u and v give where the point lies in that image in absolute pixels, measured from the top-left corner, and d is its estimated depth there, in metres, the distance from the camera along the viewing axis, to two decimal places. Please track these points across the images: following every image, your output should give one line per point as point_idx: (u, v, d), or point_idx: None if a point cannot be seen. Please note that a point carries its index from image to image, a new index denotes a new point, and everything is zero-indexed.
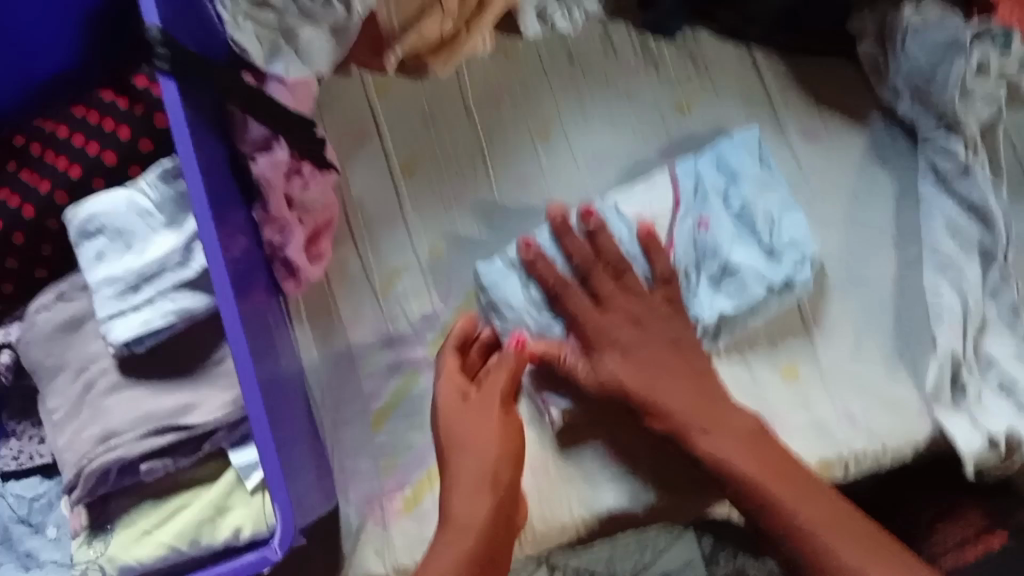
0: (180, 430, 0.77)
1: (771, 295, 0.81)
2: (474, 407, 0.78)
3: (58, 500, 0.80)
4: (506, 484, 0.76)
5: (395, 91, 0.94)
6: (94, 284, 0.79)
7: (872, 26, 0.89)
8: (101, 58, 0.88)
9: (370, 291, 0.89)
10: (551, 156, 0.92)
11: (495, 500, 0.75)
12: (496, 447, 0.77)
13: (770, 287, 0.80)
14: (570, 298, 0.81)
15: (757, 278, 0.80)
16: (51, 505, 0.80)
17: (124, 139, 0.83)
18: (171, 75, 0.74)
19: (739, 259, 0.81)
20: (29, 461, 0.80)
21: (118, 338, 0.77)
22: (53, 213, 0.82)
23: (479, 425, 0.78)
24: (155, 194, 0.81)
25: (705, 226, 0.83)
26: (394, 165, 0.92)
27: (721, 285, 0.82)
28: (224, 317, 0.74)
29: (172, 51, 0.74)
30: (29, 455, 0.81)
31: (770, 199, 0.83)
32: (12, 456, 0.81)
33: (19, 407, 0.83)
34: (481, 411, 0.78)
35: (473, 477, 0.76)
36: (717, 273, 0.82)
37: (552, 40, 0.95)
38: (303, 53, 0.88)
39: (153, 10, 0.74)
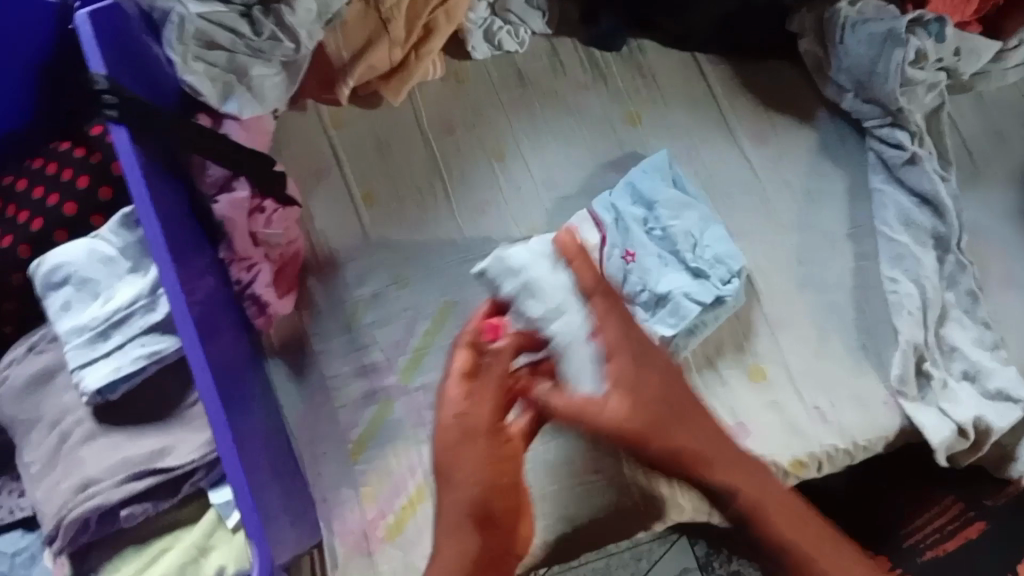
0: (157, 473, 0.77)
1: (706, 312, 0.82)
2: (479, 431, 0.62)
3: (41, 553, 0.80)
4: (492, 524, 0.62)
5: (350, 122, 0.96)
6: (63, 334, 0.78)
7: (810, 23, 0.95)
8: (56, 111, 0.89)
9: (339, 321, 0.90)
10: (508, 172, 0.95)
11: (481, 543, 0.61)
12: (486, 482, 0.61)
13: (706, 303, 0.81)
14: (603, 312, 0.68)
15: (692, 297, 0.80)
16: (34, 558, 0.80)
17: (82, 188, 0.84)
18: (123, 123, 0.75)
19: (669, 284, 0.81)
20: (11, 515, 0.81)
21: (88, 386, 0.77)
22: (19, 268, 0.82)
23: (478, 457, 0.61)
24: (119, 241, 0.82)
25: (632, 258, 0.83)
26: (355, 194, 0.94)
27: (657, 313, 0.81)
28: (190, 360, 0.74)
29: (122, 99, 0.74)
30: (11, 509, 0.82)
31: (689, 220, 0.85)
32: None
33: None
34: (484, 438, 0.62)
35: (459, 514, 0.61)
36: (651, 301, 0.81)
37: (501, 61, 0.98)
38: (257, 91, 0.87)
39: (98, 56, 0.74)
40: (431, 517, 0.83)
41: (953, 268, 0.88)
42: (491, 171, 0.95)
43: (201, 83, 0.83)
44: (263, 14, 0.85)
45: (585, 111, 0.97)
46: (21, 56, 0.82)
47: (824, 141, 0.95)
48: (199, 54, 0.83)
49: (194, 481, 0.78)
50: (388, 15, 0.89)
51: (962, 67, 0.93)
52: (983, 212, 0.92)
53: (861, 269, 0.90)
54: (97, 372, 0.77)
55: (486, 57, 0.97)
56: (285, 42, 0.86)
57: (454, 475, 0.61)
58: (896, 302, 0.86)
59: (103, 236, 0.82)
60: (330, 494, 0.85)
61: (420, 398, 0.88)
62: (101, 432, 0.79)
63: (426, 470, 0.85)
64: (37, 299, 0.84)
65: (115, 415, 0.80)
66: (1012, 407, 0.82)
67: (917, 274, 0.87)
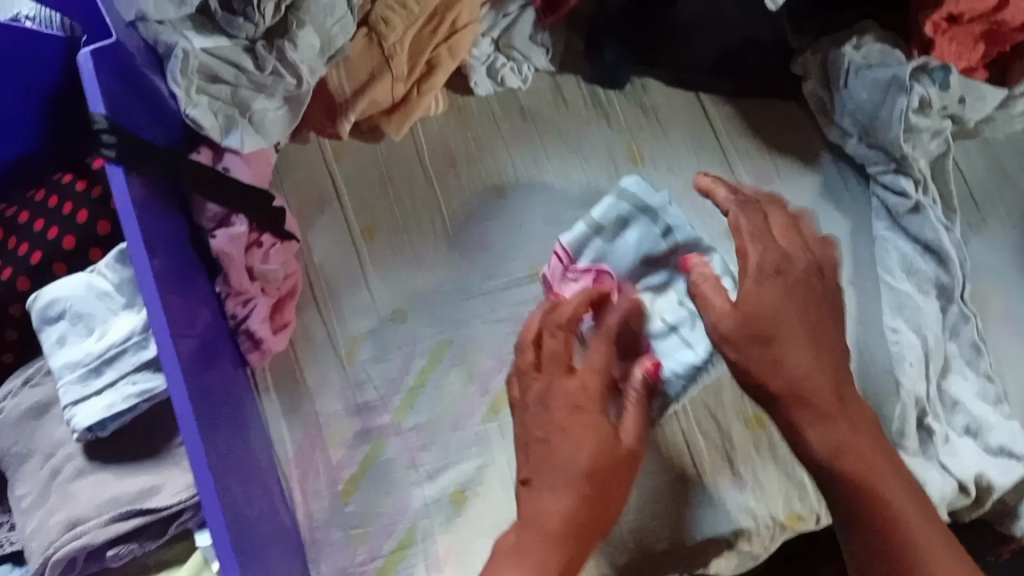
0: (145, 513, 0.76)
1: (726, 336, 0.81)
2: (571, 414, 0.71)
3: None
4: (592, 502, 0.68)
5: (352, 154, 0.95)
6: (57, 369, 0.79)
7: (814, 67, 0.94)
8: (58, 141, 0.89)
9: (334, 358, 0.90)
10: (508, 209, 0.94)
11: (577, 516, 0.67)
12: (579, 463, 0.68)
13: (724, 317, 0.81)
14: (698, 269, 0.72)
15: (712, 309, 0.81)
16: None
17: (82, 221, 0.84)
18: (119, 162, 0.74)
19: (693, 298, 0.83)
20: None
21: (81, 423, 0.77)
22: (17, 300, 0.82)
23: (569, 443, 0.69)
24: (114, 277, 0.81)
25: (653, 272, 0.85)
26: (354, 228, 0.93)
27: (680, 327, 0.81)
28: (177, 401, 0.73)
29: (119, 137, 0.74)
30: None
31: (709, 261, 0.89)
32: None
33: None
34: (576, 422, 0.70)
35: (551, 500, 0.67)
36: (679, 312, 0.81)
37: (504, 96, 0.98)
38: (259, 125, 0.87)
39: (98, 94, 0.74)
40: (423, 559, 0.82)
41: (956, 318, 0.87)
42: (494, 205, 0.94)
43: (204, 118, 0.83)
44: (267, 50, 0.85)
45: (587, 150, 0.96)
46: (22, 87, 0.82)
47: (827, 183, 0.94)
48: (203, 87, 0.83)
49: (183, 519, 0.77)
50: (391, 51, 0.89)
51: (967, 114, 0.92)
52: (987, 261, 0.91)
53: (863, 317, 0.88)
54: (89, 409, 0.77)
55: (489, 93, 0.97)
56: (287, 77, 0.85)
57: (546, 455, 0.69)
58: (898, 353, 0.85)
59: (99, 271, 0.82)
60: (321, 534, 0.85)
61: (414, 438, 0.87)
62: (92, 467, 0.78)
63: (419, 512, 0.84)
64: (34, 331, 0.83)
65: (105, 451, 0.79)
66: (1015, 463, 0.81)
67: (919, 325, 0.86)
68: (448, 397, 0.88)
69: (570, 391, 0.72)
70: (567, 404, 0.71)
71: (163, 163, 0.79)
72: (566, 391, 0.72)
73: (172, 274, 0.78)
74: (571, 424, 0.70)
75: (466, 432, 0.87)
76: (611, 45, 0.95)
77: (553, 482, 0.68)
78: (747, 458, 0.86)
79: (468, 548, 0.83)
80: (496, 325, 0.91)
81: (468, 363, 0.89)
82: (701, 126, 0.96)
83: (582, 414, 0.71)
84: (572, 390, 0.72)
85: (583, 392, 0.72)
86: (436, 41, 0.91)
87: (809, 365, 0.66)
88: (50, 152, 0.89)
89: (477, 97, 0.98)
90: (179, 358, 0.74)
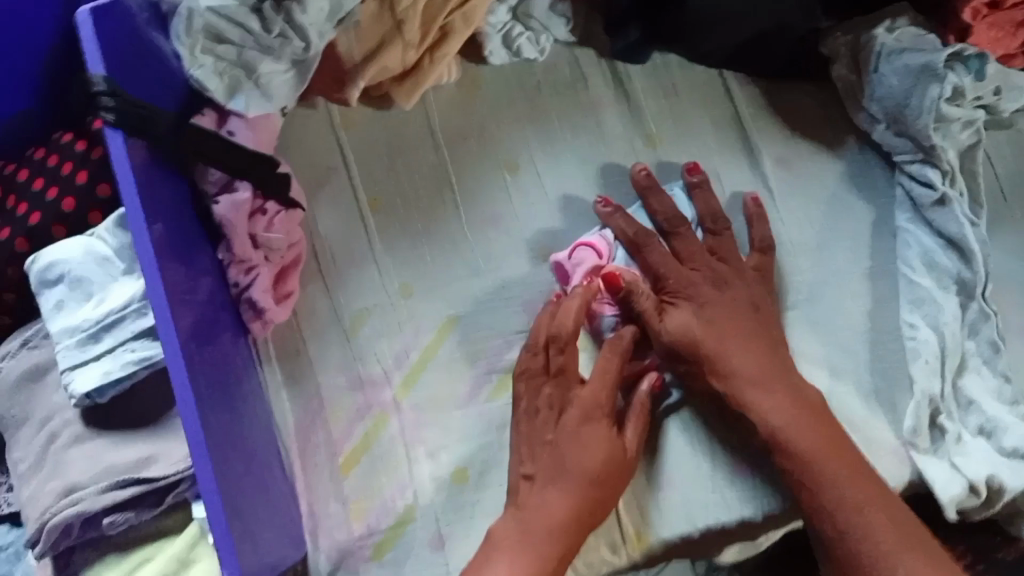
0: (142, 482, 0.75)
1: None
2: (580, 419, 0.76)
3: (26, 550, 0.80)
4: (597, 496, 0.74)
5: (361, 122, 0.92)
6: (55, 334, 0.77)
7: (845, 49, 0.91)
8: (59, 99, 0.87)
9: (337, 331, 0.88)
10: (519, 186, 0.92)
11: (583, 507, 0.73)
12: (590, 460, 0.74)
13: None
14: (649, 248, 0.83)
15: None
16: (18, 554, 0.80)
17: (81, 183, 0.82)
18: (119, 128, 0.72)
19: None
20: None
21: (78, 390, 0.76)
22: (13, 261, 0.81)
23: (579, 445, 0.74)
24: (114, 241, 0.81)
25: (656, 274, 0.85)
26: (361, 199, 0.91)
27: None
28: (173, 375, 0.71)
29: (119, 102, 0.72)
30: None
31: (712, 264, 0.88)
32: None
33: None
34: (583, 426, 0.75)
35: (560, 497, 0.73)
36: None
37: (520, 68, 0.95)
38: (266, 89, 0.84)
39: (97, 53, 0.72)
40: (420, 538, 0.82)
41: (975, 316, 0.84)
42: (505, 181, 0.92)
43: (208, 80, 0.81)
44: (274, 10, 0.81)
45: (604, 126, 0.93)
46: (22, 44, 0.79)
47: (850, 170, 0.91)
48: (208, 47, 0.81)
49: (180, 490, 0.77)
50: (403, 15, 0.86)
51: (1001, 104, 0.89)
52: (1012, 257, 0.88)
53: (879, 311, 0.86)
54: (87, 376, 0.76)
55: (504, 63, 0.94)
56: (294, 40, 0.83)
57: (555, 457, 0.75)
58: (914, 350, 0.82)
59: (99, 236, 0.81)
60: (319, 508, 0.84)
61: (416, 415, 0.86)
62: (90, 434, 0.78)
63: (418, 490, 0.83)
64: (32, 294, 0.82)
65: (102, 419, 0.78)
66: None
67: (938, 320, 0.83)
68: (452, 374, 0.87)
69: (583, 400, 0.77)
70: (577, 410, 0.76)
71: (163, 135, 0.76)
72: (579, 401, 0.76)
73: (173, 242, 0.77)
74: (581, 436, 0.75)
75: (468, 410, 0.86)
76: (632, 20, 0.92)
77: (557, 482, 0.74)
78: None
79: (467, 529, 0.82)
80: (503, 304, 0.89)
81: (473, 341, 0.88)
82: (721, 108, 0.94)
83: (593, 422, 0.76)
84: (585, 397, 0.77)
85: (595, 401, 0.76)
86: (450, 6, 0.88)
87: (747, 365, 0.77)
88: (51, 112, 0.86)
89: (491, 67, 0.95)
90: (177, 330, 0.71)
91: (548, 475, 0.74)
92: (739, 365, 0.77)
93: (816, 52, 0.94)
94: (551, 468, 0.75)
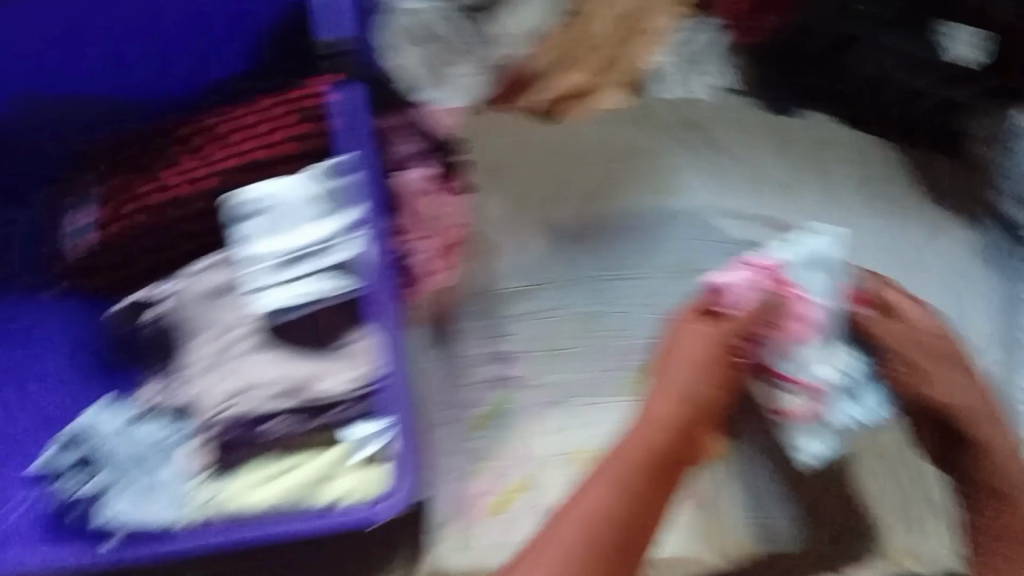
0: (302, 396, 0.83)
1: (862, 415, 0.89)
2: (699, 354, 0.84)
3: (181, 443, 0.85)
4: (686, 438, 0.81)
5: (531, 131, 1.02)
6: (247, 259, 0.87)
7: (989, 126, 0.97)
8: (274, 63, 0.97)
9: (484, 307, 0.95)
10: (668, 207, 1.00)
11: (671, 441, 0.79)
12: (684, 404, 0.82)
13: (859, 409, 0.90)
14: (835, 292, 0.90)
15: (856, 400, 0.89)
16: (174, 446, 0.85)
17: (290, 135, 0.90)
18: (351, 81, 0.90)
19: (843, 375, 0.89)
20: (166, 404, 0.87)
21: (265, 306, 0.86)
22: (215, 191, 0.91)
23: (692, 374, 0.83)
24: (311, 188, 0.87)
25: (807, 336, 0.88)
26: (523, 197, 1.00)
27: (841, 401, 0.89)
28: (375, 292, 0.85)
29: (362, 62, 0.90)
30: (166, 398, 0.87)
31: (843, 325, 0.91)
32: (152, 396, 0.88)
33: (153, 358, 0.91)
34: (700, 361, 0.84)
35: (664, 418, 0.81)
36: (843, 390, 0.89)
37: (679, 105, 1.03)
38: (454, 86, 1.01)
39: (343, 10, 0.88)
40: (537, 503, 0.88)
41: None
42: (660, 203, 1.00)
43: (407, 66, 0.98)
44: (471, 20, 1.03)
45: (754, 166, 1.01)
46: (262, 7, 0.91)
47: (983, 244, 0.96)
48: (416, 42, 1.01)
49: (334, 412, 0.83)
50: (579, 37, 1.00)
51: None
52: None
53: (995, 376, 0.91)
54: (275, 296, 0.86)
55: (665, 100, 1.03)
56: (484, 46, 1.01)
57: (673, 381, 0.83)
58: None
59: (301, 178, 0.87)
60: (442, 465, 0.89)
61: (545, 391, 0.92)
62: (261, 346, 0.86)
63: (539, 462, 0.89)
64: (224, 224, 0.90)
65: (273, 336, 0.86)
66: None
67: None
68: (581, 364, 0.93)
69: (689, 370, 0.83)
70: (679, 376, 0.83)
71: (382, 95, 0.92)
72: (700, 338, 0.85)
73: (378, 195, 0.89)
74: (673, 408, 0.81)
75: (599, 399, 0.92)
76: (794, 74, 1.00)
77: (641, 440, 0.79)
78: (869, 478, 0.89)
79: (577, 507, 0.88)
80: (640, 309, 0.96)
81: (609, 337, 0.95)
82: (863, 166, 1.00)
83: (682, 396, 0.82)
84: (689, 365, 0.84)
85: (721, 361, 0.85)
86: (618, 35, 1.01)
87: (954, 389, 0.86)
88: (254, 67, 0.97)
89: (656, 101, 1.03)
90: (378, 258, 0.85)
91: (637, 434, 0.80)
92: (951, 388, 0.87)
93: (964, 131, 0.98)
94: (642, 428, 0.80)
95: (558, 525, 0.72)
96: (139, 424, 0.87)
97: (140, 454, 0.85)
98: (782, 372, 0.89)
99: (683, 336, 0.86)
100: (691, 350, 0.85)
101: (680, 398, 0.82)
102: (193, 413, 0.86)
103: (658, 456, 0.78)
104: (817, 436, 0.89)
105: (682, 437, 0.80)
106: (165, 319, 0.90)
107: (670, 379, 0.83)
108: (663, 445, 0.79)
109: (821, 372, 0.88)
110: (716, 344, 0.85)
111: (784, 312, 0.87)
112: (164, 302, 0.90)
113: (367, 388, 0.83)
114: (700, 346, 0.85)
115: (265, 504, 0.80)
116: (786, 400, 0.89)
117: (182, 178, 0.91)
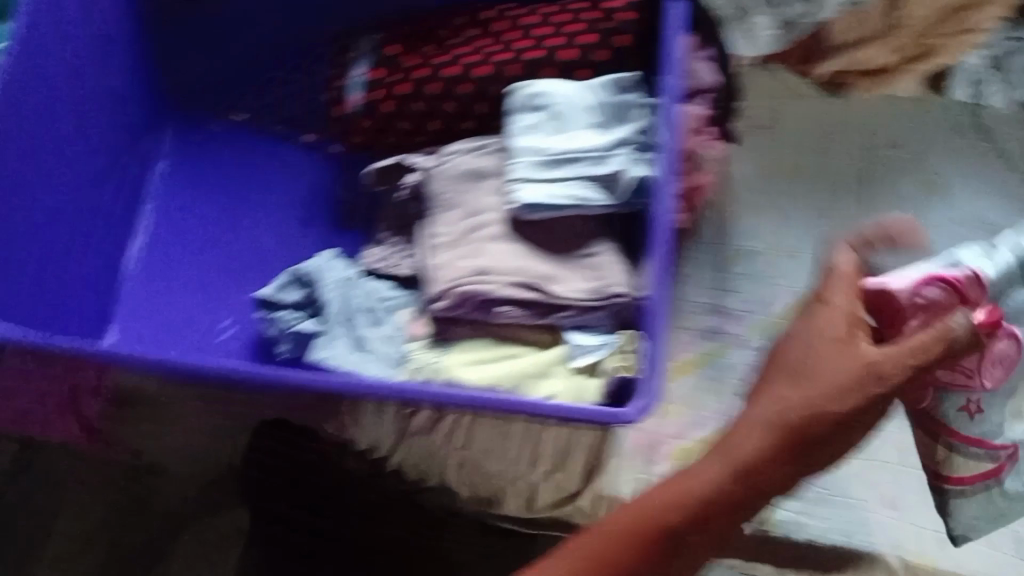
0: (540, 292, 0.86)
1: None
2: (832, 354, 0.69)
3: (401, 308, 0.93)
4: (766, 468, 0.68)
5: (803, 99, 0.99)
6: (518, 149, 0.88)
7: None
8: None
9: (713, 258, 0.96)
10: (931, 206, 0.95)
11: (784, 467, 0.68)
12: (762, 451, 0.68)
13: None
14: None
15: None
16: (395, 308, 0.93)
17: (585, 44, 0.91)
18: None
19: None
20: (393, 269, 0.95)
21: (522, 199, 0.86)
22: (500, 81, 0.93)
23: (823, 387, 0.68)
24: (598, 97, 0.88)
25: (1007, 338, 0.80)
26: (777, 162, 0.98)
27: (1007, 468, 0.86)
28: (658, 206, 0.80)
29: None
30: (394, 264, 0.95)
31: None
32: (383, 260, 0.96)
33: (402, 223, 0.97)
34: (830, 367, 0.69)
35: (757, 421, 0.69)
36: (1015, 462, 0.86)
37: (968, 107, 0.97)
38: (748, 36, 0.97)
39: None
40: None
41: None
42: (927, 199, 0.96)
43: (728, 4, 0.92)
44: None
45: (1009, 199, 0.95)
46: None
47: None
48: None
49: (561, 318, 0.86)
50: (898, 22, 0.95)
51: None
52: None
53: None
54: (535, 191, 0.86)
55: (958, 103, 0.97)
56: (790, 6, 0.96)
57: (785, 398, 0.69)
58: None
59: (591, 87, 0.88)
60: None
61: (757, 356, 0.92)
62: (508, 237, 0.88)
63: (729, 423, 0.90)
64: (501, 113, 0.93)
65: (521, 231, 0.88)
66: None
67: None
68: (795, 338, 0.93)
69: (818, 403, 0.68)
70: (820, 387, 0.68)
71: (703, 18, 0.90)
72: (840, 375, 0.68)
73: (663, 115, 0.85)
74: (771, 424, 0.69)
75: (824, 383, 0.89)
76: None
77: (724, 468, 0.68)
78: None
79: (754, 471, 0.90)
80: None
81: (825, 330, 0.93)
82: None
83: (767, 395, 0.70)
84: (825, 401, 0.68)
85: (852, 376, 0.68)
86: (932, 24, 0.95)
87: None
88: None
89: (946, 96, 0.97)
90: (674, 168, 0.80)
91: (743, 425, 0.70)
92: None
93: None
94: (755, 432, 0.69)
95: (607, 537, 0.68)
96: (365, 283, 0.94)
97: (361, 308, 0.91)
98: (955, 431, 0.83)
99: (829, 355, 0.69)
100: (834, 374, 0.68)
101: (770, 423, 0.69)
102: (426, 282, 0.90)
103: (757, 489, 0.68)
104: (981, 512, 0.86)
105: (784, 471, 0.68)
106: (416, 187, 0.93)
107: (810, 391, 0.68)
108: (764, 461, 0.68)
109: (1018, 432, 0.85)
110: (850, 374, 0.68)
111: (978, 354, 0.79)
112: (421, 169, 0.93)
113: (599, 302, 0.85)
114: (839, 374, 0.68)
115: (477, 382, 0.83)
116: (959, 462, 0.84)
117: (471, 57, 0.94)
